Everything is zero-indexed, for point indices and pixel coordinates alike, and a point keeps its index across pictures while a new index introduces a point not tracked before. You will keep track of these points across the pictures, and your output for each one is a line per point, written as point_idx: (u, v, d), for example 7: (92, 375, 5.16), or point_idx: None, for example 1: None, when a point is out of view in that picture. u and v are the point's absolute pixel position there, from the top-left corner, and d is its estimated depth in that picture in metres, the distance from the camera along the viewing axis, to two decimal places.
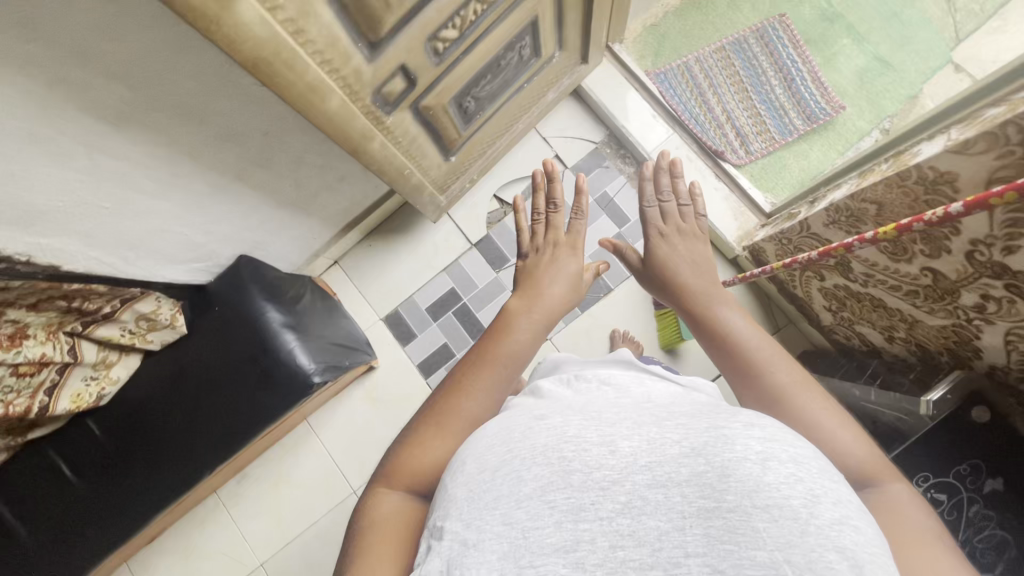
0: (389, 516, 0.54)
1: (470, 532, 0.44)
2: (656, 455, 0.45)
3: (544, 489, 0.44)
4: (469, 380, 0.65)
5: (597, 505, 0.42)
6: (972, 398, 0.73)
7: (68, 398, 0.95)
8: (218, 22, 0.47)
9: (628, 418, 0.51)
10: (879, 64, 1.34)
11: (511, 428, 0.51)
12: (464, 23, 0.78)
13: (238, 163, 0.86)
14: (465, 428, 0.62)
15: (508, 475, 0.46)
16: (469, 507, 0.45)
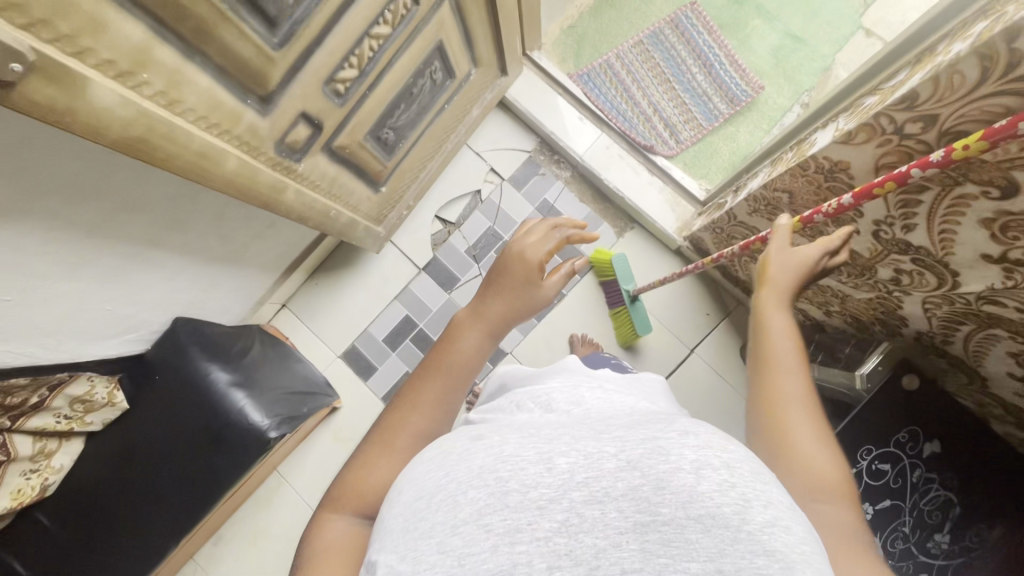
0: (331, 544, 0.51)
1: (404, 565, 0.41)
2: (592, 467, 0.43)
3: (481, 513, 0.41)
4: (416, 396, 0.64)
5: (533, 525, 0.40)
6: (903, 365, 0.74)
7: (8, 495, 0.90)
8: (73, 114, 0.44)
9: (566, 433, 0.48)
10: (792, 40, 1.38)
11: (448, 452, 0.48)
12: (362, 59, 0.76)
13: (149, 230, 0.82)
14: (414, 445, 0.60)
15: (445, 500, 0.43)
16: (404, 539, 0.42)
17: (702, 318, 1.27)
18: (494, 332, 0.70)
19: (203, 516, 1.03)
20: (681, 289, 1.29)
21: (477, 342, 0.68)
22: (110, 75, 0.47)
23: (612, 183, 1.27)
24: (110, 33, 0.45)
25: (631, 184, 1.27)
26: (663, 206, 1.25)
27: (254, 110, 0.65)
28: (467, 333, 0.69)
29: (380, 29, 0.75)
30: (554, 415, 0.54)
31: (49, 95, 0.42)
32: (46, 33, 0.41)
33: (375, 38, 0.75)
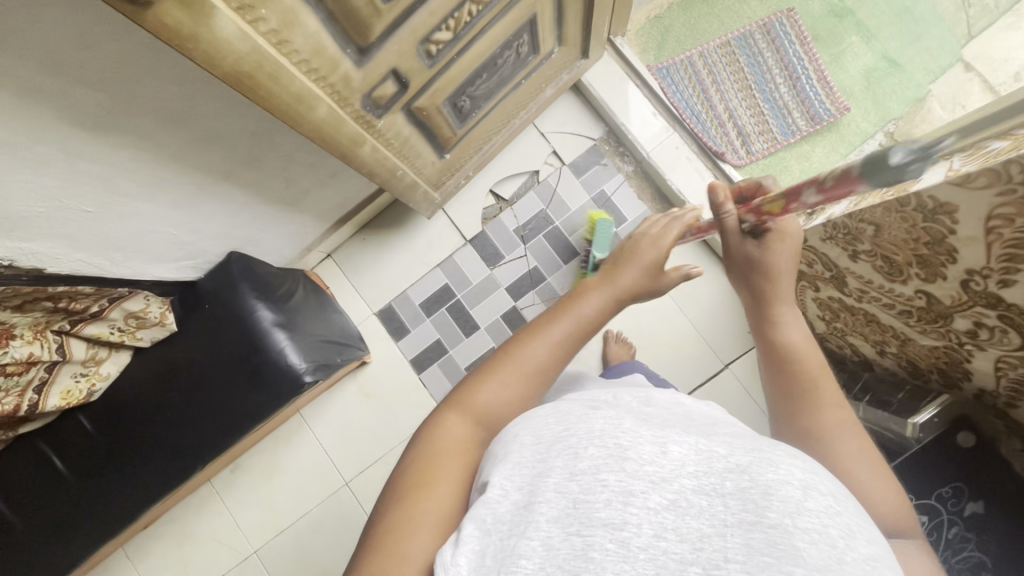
0: (451, 448, 0.57)
1: (522, 494, 0.45)
2: (707, 461, 0.45)
3: (597, 470, 0.44)
4: (541, 328, 0.66)
5: (645, 493, 0.42)
6: (958, 423, 0.75)
7: (58, 395, 0.95)
8: (195, 40, 0.45)
9: (677, 425, 0.51)
10: (887, 63, 1.31)
11: (567, 411, 0.52)
12: (458, 23, 0.75)
13: (225, 163, 0.84)
14: (529, 382, 0.63)
15: (567, 449, 0.47)
16: (524, 473, 0.47)
17: (741, 336, 1.25)
18: (616, 300, 0.70)
19: (233, 443, 1.07)
20: (725, 303, 1.26)
21: (605, 304, 0.69)
22: (233, 7, 0.47)
23: (675, 185, 1.24)
24: None
25: (694, 189, 1.24)
26: None
27: (351, 59, 0.65)
28: (598, 292, 0.70)
29: None
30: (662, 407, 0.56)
31: (178, 19, 0.43)
32: None
33: (476, 3, 0.74)
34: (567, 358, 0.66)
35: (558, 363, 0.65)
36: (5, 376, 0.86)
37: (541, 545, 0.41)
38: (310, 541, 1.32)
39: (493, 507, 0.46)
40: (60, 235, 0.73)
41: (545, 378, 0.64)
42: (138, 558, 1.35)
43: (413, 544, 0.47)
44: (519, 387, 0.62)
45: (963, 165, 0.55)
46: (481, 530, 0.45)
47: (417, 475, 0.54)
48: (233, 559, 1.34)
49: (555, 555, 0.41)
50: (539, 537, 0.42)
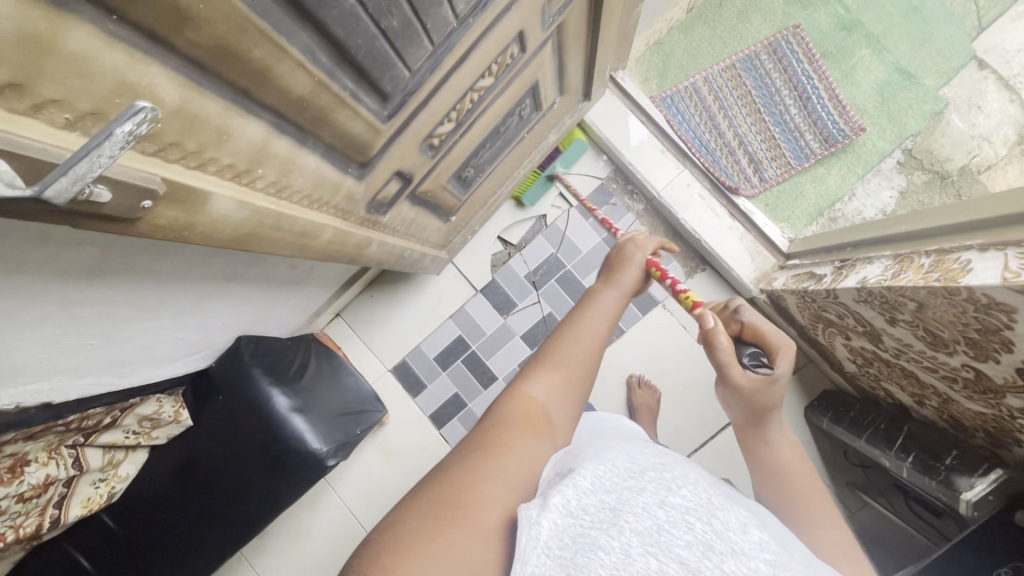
0: (513, 420, 0.56)
1: (607, 496, 0.45)
2: (783, 560, 0.44)
3: (685, 511, 0.45)
4: (575, 324, 0.69)
5: (725, 556, 0.42)
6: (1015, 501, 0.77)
7: (79, 504, 0.93)
8: (191, 228, 0.41)
9: (755, 518, 0.51)
10: (900, 74, 1.26)
11: (660, 454, 0.56)
12: (461, 113, 0.71)
13: (227, 268, 0.80)
14: (576, 370, 0.64)
15: (659, 480, 0.48)
16: (613, 480, 0.47)
17: None
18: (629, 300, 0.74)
19: (259, 527, 1.06)
20: None
21: (619, 303, 0.73)
22: (228, 177, 0.43)
23: (690, 225, 1.20)
24: (233, 139, 0.41)
25: (709, 227, 1.20)
26: (742, 253, 1.18)
27: (353, 177, 0.61)
28: (613, 292, 0.74)
29: (484, 82, 0.70)
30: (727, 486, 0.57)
31: (171, 216, 0.39)
32: (174, 154, 0.37)
33: (478, 90, 0.70)
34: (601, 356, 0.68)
35: (597, 356, 0.67)
36: (24, 502, 0.83)
37: (619, 548, 0.41)
38: None
39: (579, 492, 0.45)
40: (64, 369, 0.71)
41: (588, 373, 0.66)
42: None
43: (488, 491, 0.46)
44: (565, 378, 0.63)
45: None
46: (565, 509, 0.44)
47: (485, 440, 0.53)
48: None
49: (630, 562, 0.40)
50: (619, 541, 0.41)
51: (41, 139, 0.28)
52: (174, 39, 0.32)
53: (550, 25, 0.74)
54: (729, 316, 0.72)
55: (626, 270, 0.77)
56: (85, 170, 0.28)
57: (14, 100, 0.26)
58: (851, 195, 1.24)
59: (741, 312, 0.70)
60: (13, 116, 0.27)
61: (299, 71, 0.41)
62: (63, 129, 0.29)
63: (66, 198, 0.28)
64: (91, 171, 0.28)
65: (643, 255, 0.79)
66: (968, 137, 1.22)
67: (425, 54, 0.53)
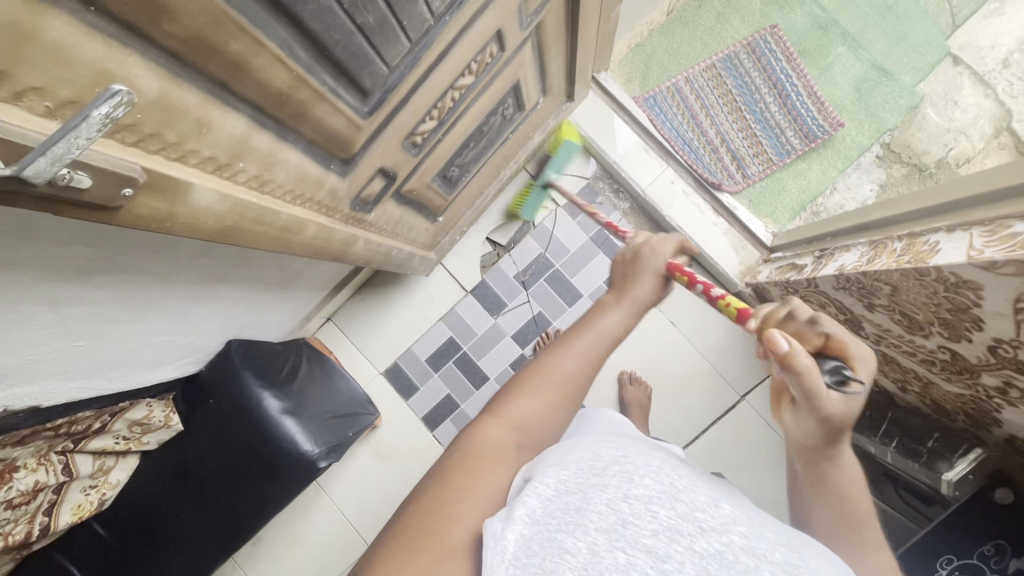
0: (484, 447, 0.55)
1: (572, 497, 0.45)
2: (756, 530, 0.46)
3: (648, 500, 0.45)
4: (567, 341, 0.64)
5: (692, 537, 0.43)
6: (995, 479, 0.78)
7: (70, 511, 0.92)
8: (173, 218, 0.42)
9: (731, 495, 0.53)
10: (877, 71, 1.29)
11: (627, 444, 0.56)
12: (442, 111, 0.72)
13: (216, 270, 0.81)
14: (558, 390, 0.61)
15: (623, 471, 0.48)
16: (575, 480, 0.47)
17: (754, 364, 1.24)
18: (635, 314, 0.67)
19: (254, 531, 1.06)
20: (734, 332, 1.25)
21: (625, 319, 0.66)
22: (209, 169, 0.45)
23: (675, 222, 1.23)
24: (213, 132, 0.42)
25: (694, 223, 1.23)
26: (727, 247, 1.21)
27: (336, 173, 0.62)
28: (618, 307, 0.67)
29: (464, 80, 0.71)
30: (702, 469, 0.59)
31: (153, 206, 0.40)
32: (155, 144, 0.38)
33: (459, 88, 0.72)
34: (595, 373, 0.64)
35: (590, 373, 0.64)
36: (13, 509, 0.82)
37: (586, 548, 0.42)
38: None
39: (543, 500, 0.46)
40: (53, 372, 0.71)
41: (574, 393, 0.62)
42: None
43: (453, 515, 0.47)
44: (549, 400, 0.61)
45: (991, 250, 0.55)
46: (530, 519, 0.44)
47: (456, 467, 0.53)
48: None
49: (597, 560, 0.41)
50: (586, 540, 0.42)
51: (22, 124, 0.29)
52: (150, 29, 0.33)
53: (529, 24, 0.76)
54: (805, 326, 0.56)
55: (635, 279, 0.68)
56: (62, 151, 0.28)
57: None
58: (833, 189, 1.27)
59: (822, 325, 0.56)
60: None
61: (277, 66, 0.43)
62: (43, 116, 0.30)
63: (45, 178, 0.29)
64: (69, 151, 0.28)
65: (660, 259, 0.69)
66: (944, 131, 1.25)
67: (403, 51, 0.55)
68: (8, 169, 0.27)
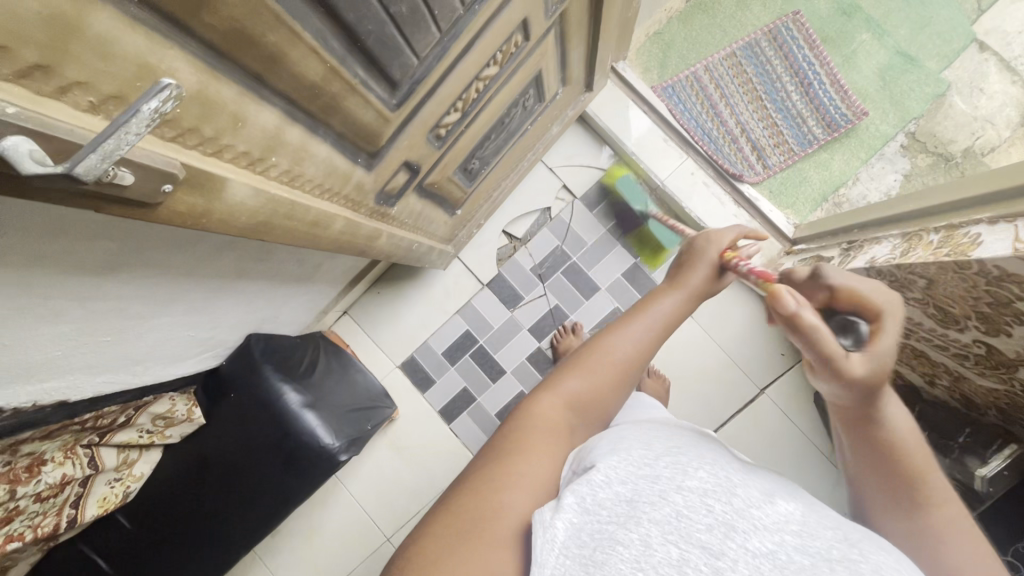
0: (540, 421, 0.56)
1: (626, 487, 0.45)
2: (812, 527, 0.45)
3: (703, 493, 0.45)
4: (620, 323, 0.64)
5: (746, 535, 0.42)
6: None
7: (96, 503, 0.93)
8: (208, 214, 0.42)
9: (779, 488, 0.52)
10: (902, 58, 1.26)
11: (676, 436, 0.55)
12: (466, 102, 0.71)
13: (238, 264, 0.81)
14: (609, 372, 0.61)
15: (676, 464, 0.48)
16: (629, 469, 0.47)
17: (774, 357, 1.23)
18: (689, 300, 0.65)
19: (278, 524, 1.07)
20: (754, 326, 1.24)
21: (679, 306, 0.65)
22: (242, 164, 0.44)
23: (694, 213, 1.22)
24: (247, 126, 0.42)
25: (714, 215, 1.21)
26: None
27: (362, 167, 0.62)
28: (675, 292, 0.66)
29: (489, 71, 0.70)
30: (746, 462, 0.58)
31: (190, 203, 0.39)
32: (192, 139, 0.38)
33: (483, 79, 0.70)
34: (649, 360, 0.64)
35: (642, 359, 0.63)
36: (41, 502, 0.84)
37: (638, 540, 0.42)
38: None
39: (597, 488, 0.45)
40: (79, 367, 0.71)
41: (626, 377, 0.62)
42: None
43: (500, 502, 0.47)
44: (601, 380, 0.61)
45: None
46: (582, 505, 0.44)
47: (513, 442, 0.53)
48: None
49: (650, 554, 0.41)
50: (638, 532, 0.42)
51: (66, 120, 0.28)
52: (191, 21, 0.32)
53: (553, 13, 0.74)
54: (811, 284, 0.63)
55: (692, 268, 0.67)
56: (112, 146, 0.27)
57: (42, 82, 0.27)
58: (855, 179, 1.24)
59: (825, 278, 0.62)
60: (41, 98, 0.27)
61: (312, 57, 0.42)
62: (86, 112, 0.30)
63: (95, 175, 0.28)
64: (119, 147, 0.28)
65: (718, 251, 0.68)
66: (970, 119, 1.22)
67: (432, 41, 0.54)
68: (60, 167, 0.26)
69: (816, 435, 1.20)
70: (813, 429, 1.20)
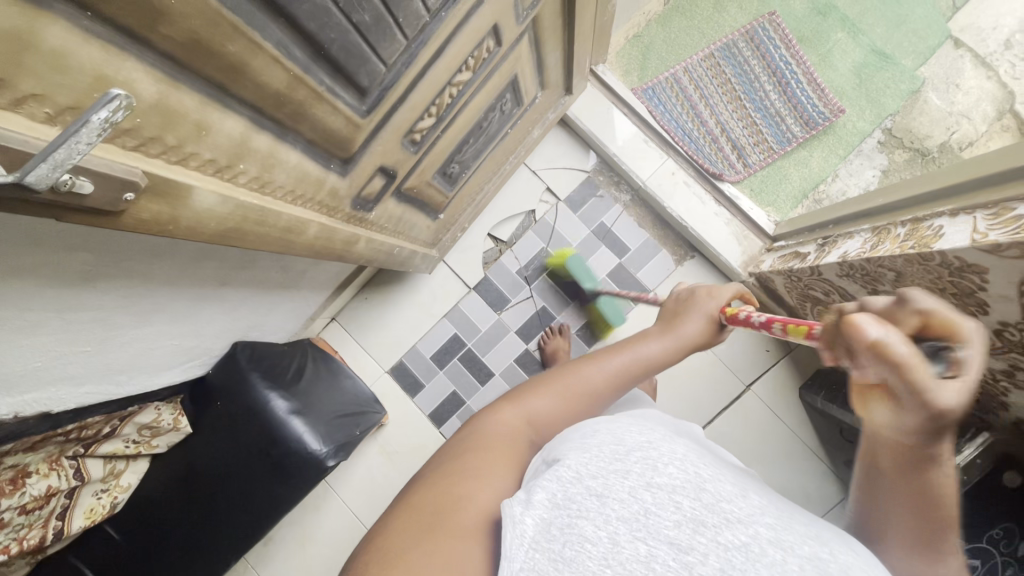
0: (495, 431, 0.59)
1: (594, 484, 0.45)
2: (784, 523, 0.45)
3: (673, 490, 0.45)
4: (595, 359, 0.67)
5: (717, 529, 0.42)
6: (1001, 462, 0.77)
7: (82, 515, 0.93)
8: (175, 222, 0.43)
9: (755, 485, 0.52)
10: (877, 57, 1.28)
11: (651, 429, 0.55)
12: (440, 107, 0.72)
13: (220, 272, 0.82)
14: (577, 402, 0.63)
15: (645, 459, 0.47)
16: (598, 465, 0.47)
17: (759, 354, 1.24)
18: (674, 348, 0.66)
19: (265, 533, 1.07)
20: None
21: (663, 350, 0.65)
22: (210, 172, 0.45)
23: (676, 212, 1.23)
24: (212, 134, 0.43)
25: (696, 215, 1.23)
26: (729, 237, 1.21)
27: (335, 172, 0.62)
28: (662, 338, 0.66)
29: (462, 76, 0.71)
30: (728, 460, 0.58)
31: (155, 210, 0.40)
32: (155, 148, 0.38)
33: (456, 85, 0.72)
34: (614, 397, 0.65)
35: (609, 396, 0.65)
36: (26, 514, 0.84)
37: (606, 536, 0.42)
38: None
39: (566, 485, 0.45)
40: (61, 378, 0.71)
41: (592, 408, 0.64)
42: None
43: (465, 497, 0.49)
44: (566, 406, 0.63)
45: (995, 233, 0.55)
46: (551, 502, 0.45)
47: (471, 448, 0.56)
48: None
49: (618, 550, 0.41)
50: (606, 529, 0.42)
51: (22, 132, 0.29)
52: (146, 33, 0.33)
53: (524, 18, 0.75)
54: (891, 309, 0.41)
55: (687, 314, 0.68)
56: (64, 156, 0.29)
57: None
58: (834, 176, 1.26)
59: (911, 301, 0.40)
60: None
61: (274, 66, 0.43)
62: (44, 123, 0.30)
63: (49, 183, 0.29)
64: (70, 156, 0.29)
65: (716, 302, 0.67)
66: (946, 114, 1.24)
67: (399, 48, 0.55)
68: (12, 176, 0.27)
69: (803, 431, 1.21)
70: (799, 424, 1.21)
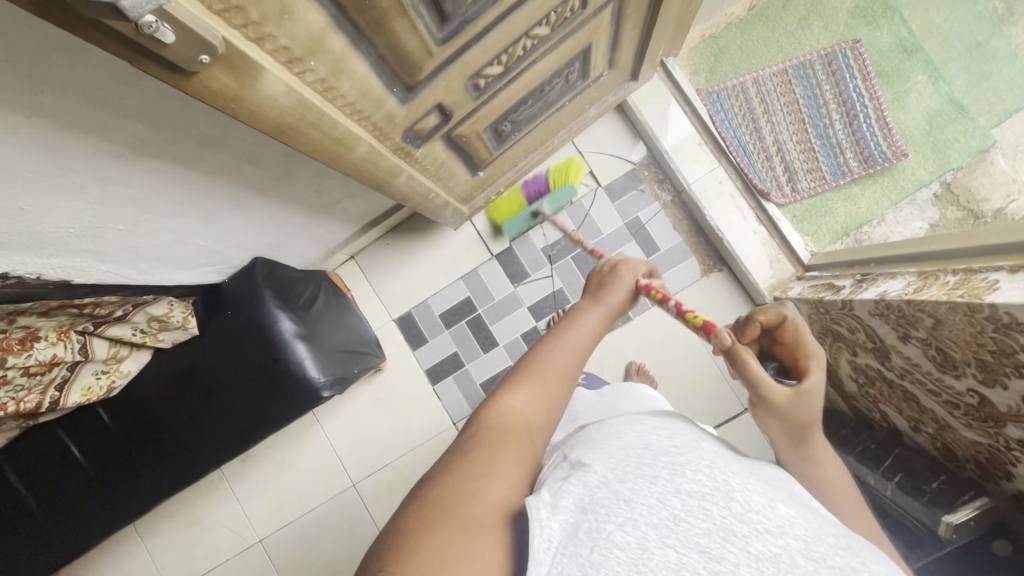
0: (494, 431, 0.50)
1: (624, 487, 0.44)
2: (811, 533, 0.44)
3: (701, 497, 0.44)
4: (553, 339, 0.61)
5: (746, 538, 0.41)
6: (994, 529, 0.78)
7: (79, 392, 0.95)
8: (240, 100, 0.43)
9: (780, 490, 0.50)
10: (952, 107, 1.24)
11: (674, 431, 0.54)
12: (511, 57, 0.70)
13: (258, 180, 0.81)
14: (556, 382, 0.57)
15: (671, 466, 0.47)
16: (626, 471, 0.46)
17: None
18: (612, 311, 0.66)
19: (251, 444, 1.08)
20: None
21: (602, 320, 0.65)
22: (281, 61, 0.44)
23: (713, 221, 1.21)
24: (293, 20, 0.42)
25: (733, 227, 1.21)
26: (763, 259, 1.19)
27: (396, 98, 0.61)
28: (595, 308, 0.65)
29: (539, 30, 0.70)
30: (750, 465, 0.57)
31: (224, 82, 0.41)
32: (237, 19, 0.38)
33: (532, 38, 0.70)
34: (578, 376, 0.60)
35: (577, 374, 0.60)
36: (29, 376, 0.87)
37: (635, 542, 0.39)
38: (313, 539, 1.31)
39: (594, 490, 0.44)
40: (87, 250, 0.72)
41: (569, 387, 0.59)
42: (148, 536, 1.34)
43: (471, 491, 0.42)
44: (548, 389, 0.57)
45: None
46: (579, 507, 0.42)
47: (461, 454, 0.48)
48: (238, 545, 1.33)
49: (647, 556, 0.39)
50: (636, 534, 0.40)
51: None
52: None
53: None
54: None
55: (611, 286, 0.67)
56: None
57: None
58: (880, 220, 1.23)
59: None
60: None
61: None
62: None
63: (141, 13, 0.31)
64: None
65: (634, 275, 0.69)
66: (1010, 179, 1.20)
67: None
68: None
69: None
70: None
